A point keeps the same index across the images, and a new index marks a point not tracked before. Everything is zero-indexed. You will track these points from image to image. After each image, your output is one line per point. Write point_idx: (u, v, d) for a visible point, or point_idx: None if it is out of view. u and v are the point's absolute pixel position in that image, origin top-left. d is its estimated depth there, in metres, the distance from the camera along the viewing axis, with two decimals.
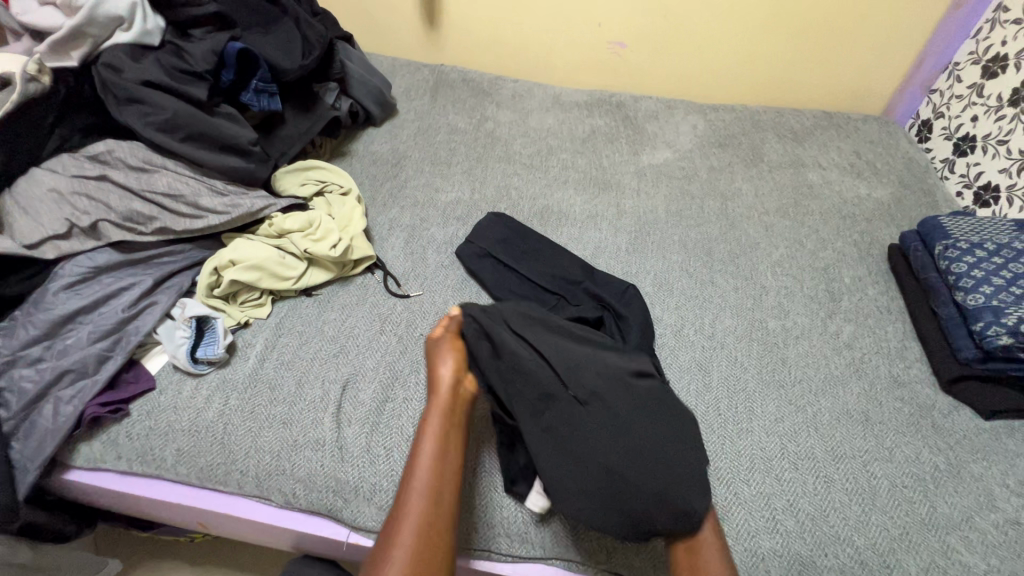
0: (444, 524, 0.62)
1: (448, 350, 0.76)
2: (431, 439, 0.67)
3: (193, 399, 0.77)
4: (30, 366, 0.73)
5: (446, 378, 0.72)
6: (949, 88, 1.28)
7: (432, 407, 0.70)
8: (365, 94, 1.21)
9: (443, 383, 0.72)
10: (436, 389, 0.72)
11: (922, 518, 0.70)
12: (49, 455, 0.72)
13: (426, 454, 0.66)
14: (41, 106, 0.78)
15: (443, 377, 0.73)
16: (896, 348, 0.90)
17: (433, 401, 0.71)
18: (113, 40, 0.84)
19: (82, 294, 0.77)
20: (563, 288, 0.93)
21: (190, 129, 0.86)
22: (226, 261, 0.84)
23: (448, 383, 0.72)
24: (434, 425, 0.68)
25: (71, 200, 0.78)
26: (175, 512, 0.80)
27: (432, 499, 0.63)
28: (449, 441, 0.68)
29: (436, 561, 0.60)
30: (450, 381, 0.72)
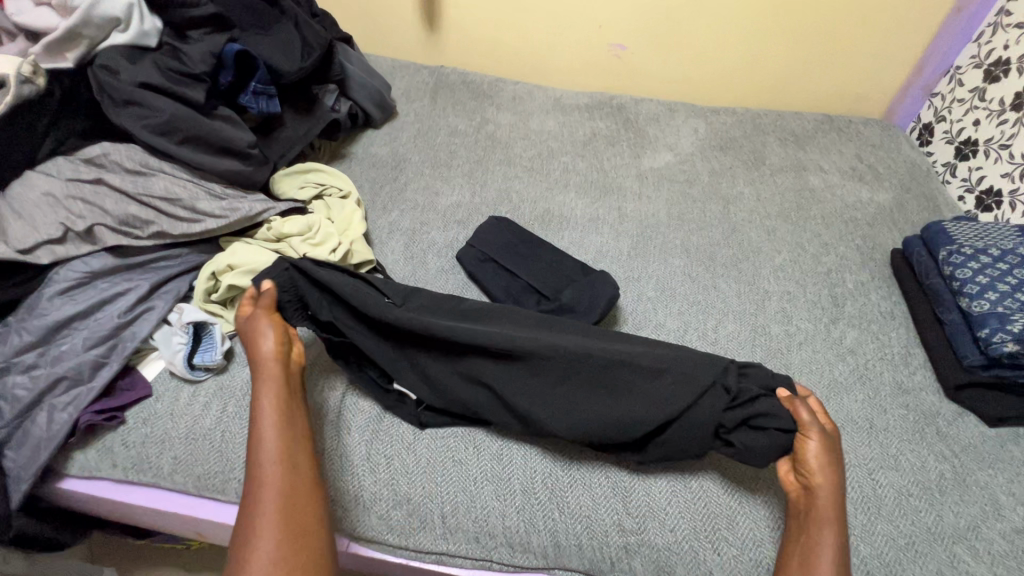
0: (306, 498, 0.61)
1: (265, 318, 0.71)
2: (263, 418, 0.64)
3: (190, 406, 0.76)
4: (24, 373, 0.72)
5: (269, 350, 0.68)
6: (950, 91, 1.28)
7: (263, 386, 0.66)
8: (364, 96, 1.20)
9: (267, 355, 0.68)
10: (258, 360, 0.68)
11: (928, 527, 0.69)
12: (43, 464, 0.70)
13: (257, 427, 0.63)
14: (36, 108, 0.77)
15: (266, 352, 0.68)
16: (900, 354, 0.89)
17: (262, 376, 0.67)
18: (109, 41, 0.83)
19: (77, 299, 0.76)
20: (546, 286, 0.93)
21: (187, 132, 0.84)
22: (224, 266, 0.83)
23: (271, 356, 0.68)
24: (271, 398, 0.65)
25: (66, 204, 0.77)
26: (172, 521, 0.79)
27: (291, 476, 0.61)
28: (289, 415, 0.65)
29: (302, 534, 0.59)
30: (275, 351, 0.69)
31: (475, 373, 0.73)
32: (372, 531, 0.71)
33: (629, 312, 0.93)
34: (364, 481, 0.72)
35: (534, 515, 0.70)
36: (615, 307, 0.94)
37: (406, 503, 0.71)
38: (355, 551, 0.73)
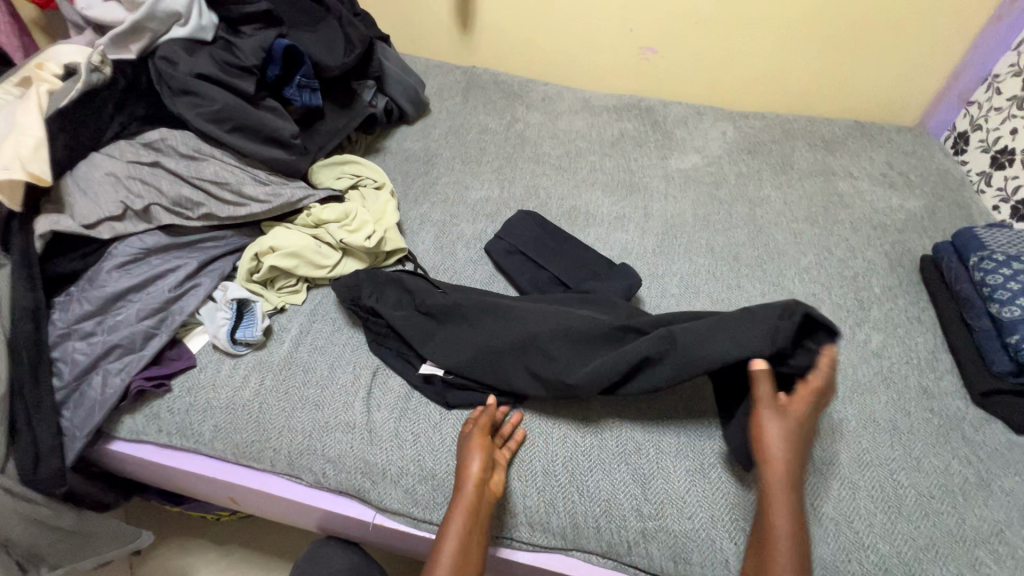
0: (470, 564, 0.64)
1: (475, 443, 0.70)
2: (458, 514, 0.65)
3: (231, 377, 0.81)
4: (82, 340, 0.77)
5: (479, 447, 0.69)
6: (988, 100, 1.26)
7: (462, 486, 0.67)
8: (400, 93, 1.24)
9: (472, 459, 0.68)
10: (466, 465, 0.68)
11: (949, 529, 0.69)
12: (96, 425, 0.75)
13: (459, 521, 0.65)
14: (103, 95, 0.84)
15: (469, 465, 0.68)
16: (927, 359, 0.89)
17: (461, 486, 0.67)
18: (169, 35, 0.89)
19: (132, 273, 0.82)
20: (569, 277, 0.95)
21: (237, 121, 0.89)
22: (267, 248, 0.87)
23: (481, 465, 0.68)
24: (467, 496, 0.66)
25: (126, 184, 0.83)
26: (208, 487, 0.83)
27: (467, 543, 0.65)
28: (480, 513, 0.67)
29: None
30: (484, 456, 0.69)
31: (456, 342, 0.80)
32: (397, 502, 0.74)
33: (652, 308, 0.95)
34: (391, 455, 0.75)
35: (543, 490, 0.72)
36: (638, 302, 0.95)
37: (431, 479, 0.74)
38: (380, 522, 0.76)
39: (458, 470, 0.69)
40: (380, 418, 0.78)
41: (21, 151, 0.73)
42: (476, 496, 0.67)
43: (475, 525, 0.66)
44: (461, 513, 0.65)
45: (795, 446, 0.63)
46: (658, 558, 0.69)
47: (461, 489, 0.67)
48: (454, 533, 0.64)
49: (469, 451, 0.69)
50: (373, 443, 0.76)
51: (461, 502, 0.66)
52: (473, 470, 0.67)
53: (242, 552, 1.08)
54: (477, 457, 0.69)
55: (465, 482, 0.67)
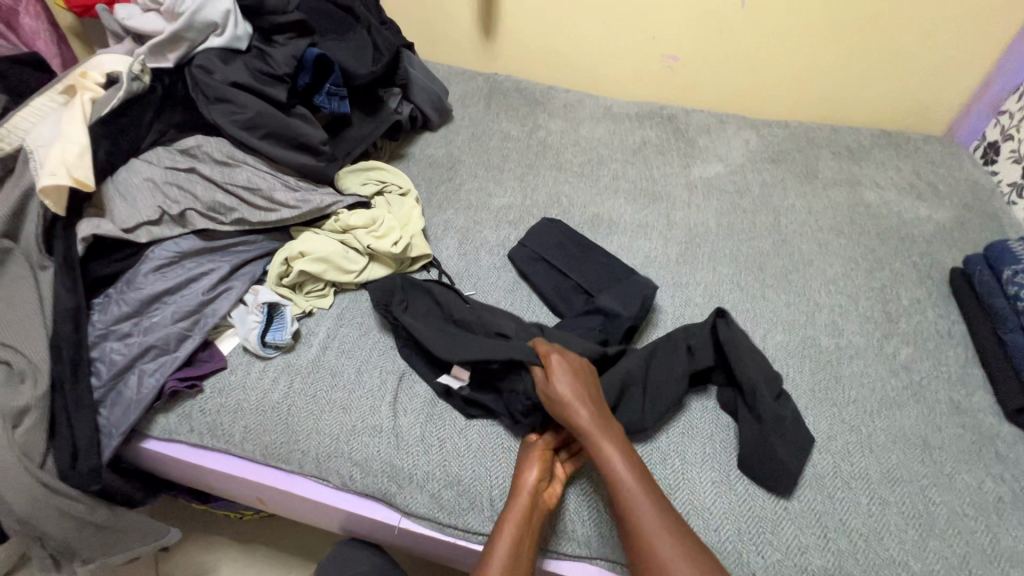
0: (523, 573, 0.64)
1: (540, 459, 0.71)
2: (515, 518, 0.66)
3: (261, 380, 0.82)
4: (119, 340, 0.79)
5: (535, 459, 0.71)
6: (1020, 109, 1.24)
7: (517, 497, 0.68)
8: (425, 100, 1.26)
9: (529, 469, 0.70)
10: (523, 473, 0.69)
11: (983, 549, 0.68)
12: (132, 424, 0.77)
13: (513, 526, 0.65)
14: (143, 103, 0.86)
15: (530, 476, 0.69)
16: (958, 374, 0.87)
17: (517, 495, 0.68)
18: (206, 44, 0.92)
19: (167, 276, 0.84)
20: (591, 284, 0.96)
21: (269, 128, 0.92)
22: (296, 252, 0.89)
23: (537, 475, 0.69)
24: (521, 503, 0.67)
25: (163, 188, 0.85)
26: (236, 487, 0.85)
27: (520, 549, 0.65)
28: (535, 522, 0.67)
29: None
30: (541, 467, 0.70)
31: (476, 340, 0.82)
32: (422, 507, 0.75)
33: (675, 317, 0.95)
34: (417, 460, 0.76)
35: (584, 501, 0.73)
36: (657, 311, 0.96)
37: (457, 484, 0.74)
38: (405, 526, 0.77)
39: (515, 479, 0.70)
40: (406, 423, 0.79)
41: (67, 157, 0.75)
42: (531, 504, 0.67)
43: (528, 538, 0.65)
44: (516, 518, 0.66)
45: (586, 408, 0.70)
46: None
47: (516, 495, 0.68)
48: (508, 537, 0.65)
49: (526, 461, 0.71)
50: (400, 448, 0.77)
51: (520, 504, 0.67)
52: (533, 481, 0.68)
53: (265, 551, 1.10)
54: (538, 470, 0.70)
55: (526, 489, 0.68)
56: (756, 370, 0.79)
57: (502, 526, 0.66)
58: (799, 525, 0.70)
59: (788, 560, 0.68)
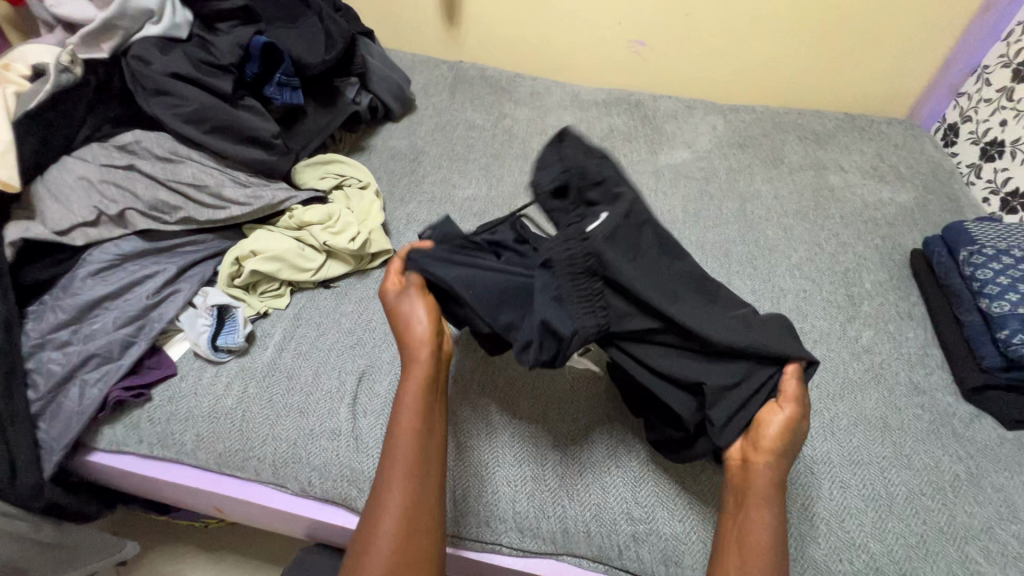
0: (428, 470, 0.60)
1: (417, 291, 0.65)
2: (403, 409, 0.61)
3: (213, 385, 0.79)
4: (58, 349, 0.75)
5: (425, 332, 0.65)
6: (978, 91, 1.25)
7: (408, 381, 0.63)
8: (385, 89, 1.22)
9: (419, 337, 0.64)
10: (413, 341, 0.64)
11: (939, 527, 0.69)
12: (75, 437, 0.74)
13: (407, 409, 0.61)
14: (74, 97, 0.81)
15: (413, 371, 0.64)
16: (917, 354, 0.89)
17: (408, 373, 0.63)
18: (142, 32, 0.87)
19: (108, 280, 0.79)
20: None
21: (214, 121, 0.87)
22: (247, 251, 0.85)
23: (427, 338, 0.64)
24: (413, 386, 0.63)
25: (100, 188, 0.80)
26: (192, 497, 0.82)
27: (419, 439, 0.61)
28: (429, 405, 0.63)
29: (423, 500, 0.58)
30: (432, 315, 0.65)
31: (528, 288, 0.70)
32: None
33: None
34: (378, 462, 0.74)
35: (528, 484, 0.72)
36: None
37: None
38: None
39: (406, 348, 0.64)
40: (366, 424, 0.76)
41: None
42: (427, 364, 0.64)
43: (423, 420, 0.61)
44: (406, 409, 0.61)
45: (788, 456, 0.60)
46: (649, 561, 0.68)
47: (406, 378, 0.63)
48: (402, 422, 0.61)
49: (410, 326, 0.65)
50: (360, 450, 0.74)
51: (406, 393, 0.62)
52: (416, 307, 0.65)
53: (232, 559, 1.07)
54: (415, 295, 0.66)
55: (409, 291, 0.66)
56: None
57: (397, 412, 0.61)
58: None
59: None
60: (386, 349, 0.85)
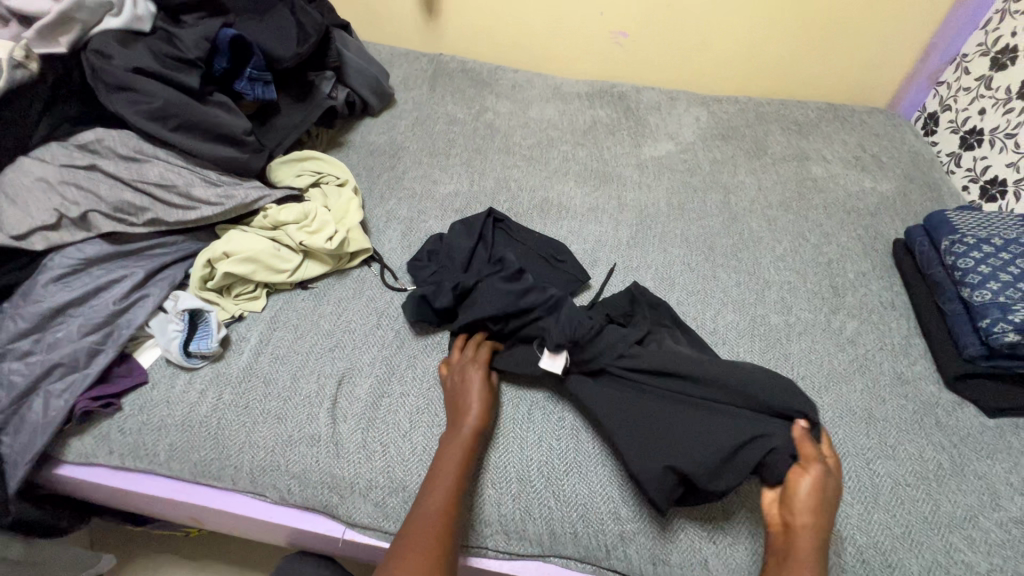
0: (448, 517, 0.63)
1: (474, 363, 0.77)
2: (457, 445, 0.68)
3: (186, 393, 0.76)
4: (18, 360, 0.72)
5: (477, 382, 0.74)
6: (957, 79, 1.26)
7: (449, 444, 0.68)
8: (362, 83, 1.19)
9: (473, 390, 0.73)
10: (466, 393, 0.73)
11: (924, 516, 0.69)
12: (39, 451, 0.71)
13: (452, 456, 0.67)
14: (29, 94, 0.77)
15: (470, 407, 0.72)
16: (901, 344, 0.89)
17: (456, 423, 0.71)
18: (102, 26, 0.82)
19: (72, 286, 0.76)
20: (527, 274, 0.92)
21: (182, 118, 0.84)
22: (220, 253, 0.83)
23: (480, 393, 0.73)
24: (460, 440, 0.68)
25: (60, 189, 0.77)
26: (168, 508, 0.79)
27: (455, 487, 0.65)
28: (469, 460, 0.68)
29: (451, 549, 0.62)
30: (483, 382, 0.75)
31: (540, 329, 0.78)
32: (367, 517, 0.71)
33: None
34: (360, 468, 0.72)
35: (519, 491, 0.70)
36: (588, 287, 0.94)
37: (402, 491, 0.71)
38: (351, 538, 0.73)
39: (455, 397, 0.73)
40: (346, 429, 0.74)
41: None
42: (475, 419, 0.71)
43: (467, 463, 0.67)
44: (458, 447, 0.68)
45: (824, 507, 0.61)
46: (637, 561, 0.68)
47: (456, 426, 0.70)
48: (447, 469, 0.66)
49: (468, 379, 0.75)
50: (340, 456, 0.72)
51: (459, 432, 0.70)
52: (477, 379, 0.75)
53: (215, 568, 1.05)
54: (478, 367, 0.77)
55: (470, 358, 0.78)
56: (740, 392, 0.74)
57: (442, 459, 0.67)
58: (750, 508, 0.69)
59: (741, 544, 0.67)
60: (366, 351, 0.82)
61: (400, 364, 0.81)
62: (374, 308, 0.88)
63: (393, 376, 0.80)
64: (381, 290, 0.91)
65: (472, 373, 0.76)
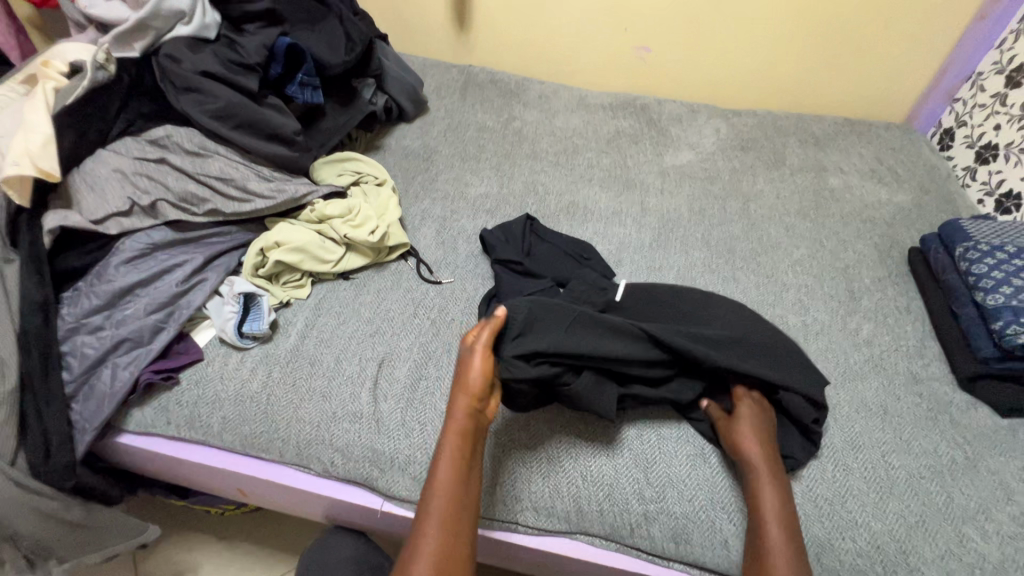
0: (458, 520, 0.63)
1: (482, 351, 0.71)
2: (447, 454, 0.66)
3: (239, 370, 0.82)
4: (90, 333, 0.78)
5: (475, 370, 0.70)
6: (972, 96, 1.29)
7: (448, 435, 0.67)
8: (399, 90, 1.26)
9: (471, 377, 0.70)
10: (462, 383, 0.70)
11: (938, 507, 0.72)
12: (106, 418, 0.76)
13: (450, 451, 0.66)
14: (108, 93, 0.85)
15: (457, 409, 0.69)
16: (916, 346, 0.92)
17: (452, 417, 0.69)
18: (174, 33, 0.90)
19: (139, 268, 0.83)
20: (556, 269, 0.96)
21: (241, 118, 0.91)
22: (272, 243, 0.89)
23: (466, 385, 0.70)
24: (453, 439, 0.67)
25: (133, 179, 0.84)
26: (216, 479, 0.85)
27: (459, 485, 0.65)
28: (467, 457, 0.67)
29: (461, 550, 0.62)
30: (481, 371, 0.70)
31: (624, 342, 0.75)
32: (405, 490, 0.75)
33: None
34: (399, 444, 0.76)
35: (551, 476, 0.74)
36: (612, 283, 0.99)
37: None
38: (388, 510, 0.78)
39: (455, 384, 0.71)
40: (386, 408, 0.79)
41: (30, 147, 0.74)
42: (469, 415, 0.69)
43: (460, 478, 0.65)
44: (451, 440, 0.67)
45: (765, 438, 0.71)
46: (659, 539, 0.72)
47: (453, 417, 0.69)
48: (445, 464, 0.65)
49: (463, 367, 0.71)
50: (381, 432, 0.77)
51: (449, 437, 0.67)
52: (475, 367, 0.71)
53: (247, 545, 1.10)
54: (477, 364, 0.70)
55: (470, 351, 0.72)
56: (796, 376, 0.77)
57: (443, 453, 0.66)
58: None
59: None
60: (404, 337, 0.88)
61: (435, 350, 0.86)
62: (411, 298, 0.94)
63: (429, 360, 0.85)
64: (417, 283, 0.97)
65: (467, 374, 0.70)
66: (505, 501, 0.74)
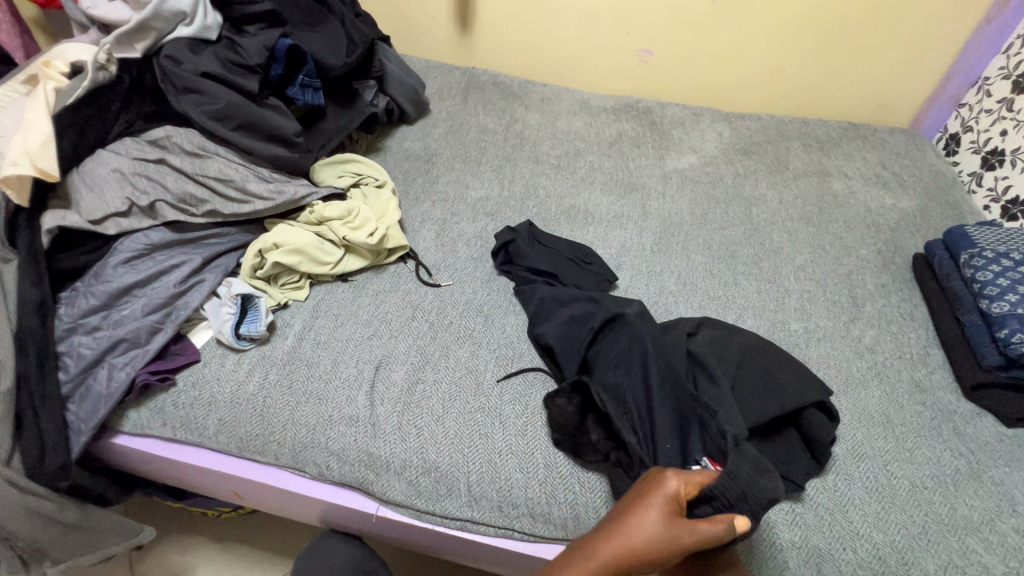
0: None
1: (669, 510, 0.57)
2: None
3: (236, 371, 0.82)
4: (87, 334, 0.78)
5: (651, 527, 0.56)
6: (978, 102, 1.28)
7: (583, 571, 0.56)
8: (401, 92, 1.25)
9: (646, 536, 0.56)
10: (631, 535, 0.56)
11: (941, 519, 0.71)
12: (102, 419, 0.76)
13: None
14: (109, 93, 0.85)
15: (608, 555, 0.56)
16: (919, 353, 0.91)
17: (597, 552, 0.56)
18: (175, 34, 0.90)
19: (137, 268, 0.82)
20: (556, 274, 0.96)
21: (241, 119, 0.90)
22: (270, 244, 0.88)
23: (656, 546, 0.56)
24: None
25: (132, 180, 0.84)
26: (212, 481, 0.84)
27: None
28: None
29: None
30: (662, 541, 0.56)
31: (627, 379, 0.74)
32: (401, 495, 0.75)
33: (649, 305, 0.96)
34: (395, 448, 0.76)
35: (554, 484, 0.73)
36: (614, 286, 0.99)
37: (435, 471, 0.75)
38: (383, 514, 0.77)
39: (624, 520, 0.57)
40: (383, 411, 0.79)
41: (29, 147, 0.74)
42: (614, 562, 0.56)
43: None
44: None
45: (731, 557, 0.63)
46: None
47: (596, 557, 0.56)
48: None
49: (645, 515, 0.57)
50: (377, 436, 0.77)
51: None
52: (654, 524, 0.56)
53: (244, 548, 1.09)
54: (664, 530, 0.56)
55: (660, 495, 0.58)
56: (801, 383, 0.75)
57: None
58: (769, 501, 0.72)
59: (757, 535, 0.69)
60: (402, 340, 0.87)
61: (433, 353, 0.86)
62: (410, 301, 0.93)
63: (427, 363, 0.84)
64: (416, 285, 0.96)
65: (648, 532, 0.56)
66: (500, 506, 0.73)
